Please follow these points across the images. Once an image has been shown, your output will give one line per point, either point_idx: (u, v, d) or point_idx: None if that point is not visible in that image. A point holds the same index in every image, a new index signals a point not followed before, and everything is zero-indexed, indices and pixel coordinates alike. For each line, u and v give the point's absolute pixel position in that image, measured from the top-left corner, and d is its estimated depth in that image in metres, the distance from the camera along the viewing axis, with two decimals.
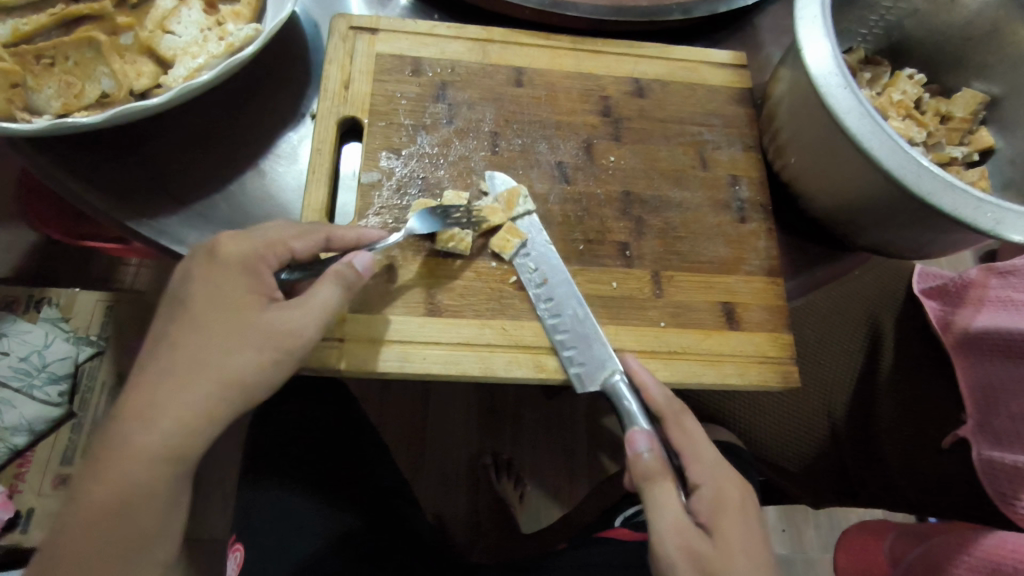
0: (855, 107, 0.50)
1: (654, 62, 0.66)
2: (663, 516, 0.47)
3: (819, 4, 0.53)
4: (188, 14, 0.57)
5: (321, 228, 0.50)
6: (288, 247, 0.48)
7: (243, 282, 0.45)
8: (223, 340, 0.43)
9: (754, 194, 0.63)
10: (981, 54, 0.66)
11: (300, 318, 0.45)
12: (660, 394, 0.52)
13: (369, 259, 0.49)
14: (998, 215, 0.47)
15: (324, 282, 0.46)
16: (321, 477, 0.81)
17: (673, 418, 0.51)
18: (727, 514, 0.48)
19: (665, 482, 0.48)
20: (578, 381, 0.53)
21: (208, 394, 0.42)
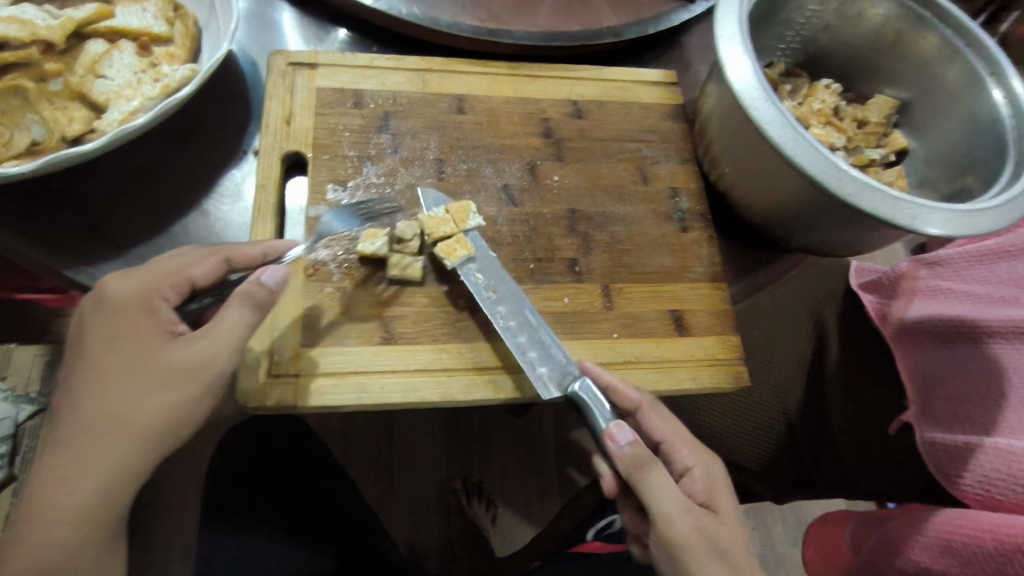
0: (776, 117, 0.53)
1: (589, 84, 0.69)
2: (668, 499, 0.47)
3: (736, 23, 0.56)
4: (120, 57, 0.57)
5: (218, 249, 0.48)
6: (186, 276, 0.46)
7: (167, 322, 0.44)
8: (159, 381, 0.42)
9: (694, 205, 0.65)
10: (890, 64, 0.71)
11: (207, 349, 0.43)
12: (630, 389, 0.53)
13: (279, 269, 0.46)
14: (913, 211, 0.51)
15: (231, 303, 0.44)
16: (283, 517, 0.79)
17: (650, 408, 0.53)
18: (718, 489, 0.52)
19: (657, 466, 0.48)
20: (541, 385, 0.51)
21: (145, 439, 0.42)
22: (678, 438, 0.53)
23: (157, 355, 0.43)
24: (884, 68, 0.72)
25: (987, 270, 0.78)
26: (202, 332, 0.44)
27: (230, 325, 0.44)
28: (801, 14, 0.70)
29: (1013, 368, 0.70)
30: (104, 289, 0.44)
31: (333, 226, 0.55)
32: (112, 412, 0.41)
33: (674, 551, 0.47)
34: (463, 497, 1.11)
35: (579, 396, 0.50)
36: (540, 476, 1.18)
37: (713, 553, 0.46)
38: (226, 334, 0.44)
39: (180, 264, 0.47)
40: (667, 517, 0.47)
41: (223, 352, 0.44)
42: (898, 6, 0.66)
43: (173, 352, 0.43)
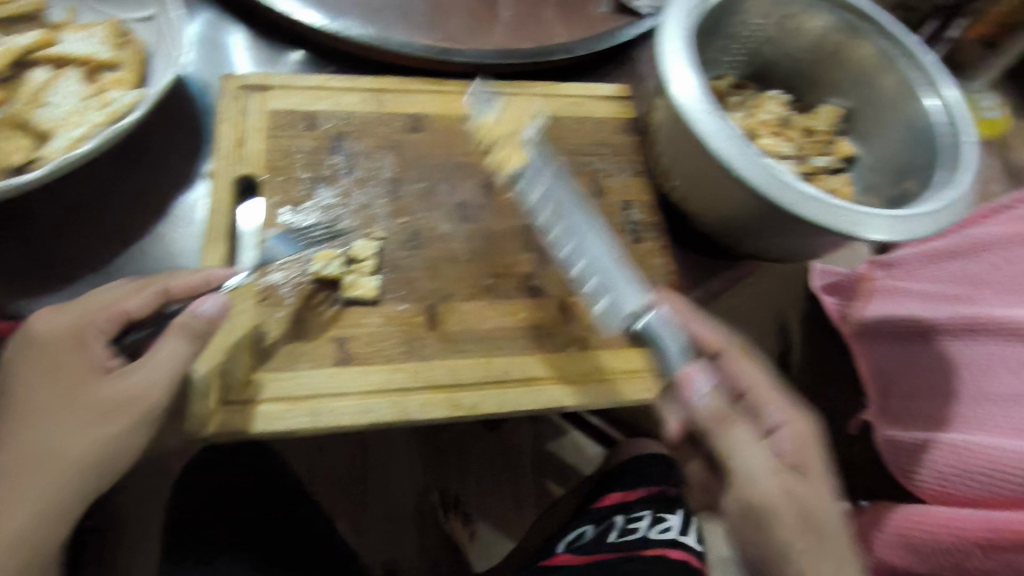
0: (719, 131, 0.54)
1: (543, 100, 0.70)
2: (747, 456, 0.51)
3: (679, 39, 0.58)
4: (66, 84, 0.57)
5: (157, 281, 0.49)
6: (120, 309, 0.47)
7: (98, 358, 0.45)
8: (91, 415, 0.44)
9: (647, 216, 0.67)
10: (832, 74, 0.74)
11: (141, 382, 0.44)
12: (708, 333, 0.59)
13: (220, 297, 0.47)
14: (852, 218, 0.53)
15: (168, 335, 0.45)
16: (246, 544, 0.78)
17: (732, 353, 0.59)
18: (807, 444, 0.56)
19: (731, 424, 0.52)
20: (603, 318, 0.57)
21: (80, 472, 0.43)
22: (761, 385, 0.58)
23: (91, 390, 0.44)
24: (827, 78, 0.75)
25: (938, 268, 0.80)
26: (135, 364, 0.45)
27: (165, 357, 0.45)
28: (746, 28, 0.71)
29: (962, 364, 0.71)
30: (35, 328, 0.46)
31: (276, 249, 0.56)
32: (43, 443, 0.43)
33: (750, 500, 0.51)
34: (440, 511, 1.11)
35: (654, 325, 0.53)
36: (515, 488, 1.18)
37: (795, 511, 0.51)
38: (161, 365, 0.45)
39: (115, 298, 0.47)
40: (748, 473, 0.51)
41: (162, 384, 0.45)
42: (838, 19, 0.68)
43: (112, 383, 0.44)
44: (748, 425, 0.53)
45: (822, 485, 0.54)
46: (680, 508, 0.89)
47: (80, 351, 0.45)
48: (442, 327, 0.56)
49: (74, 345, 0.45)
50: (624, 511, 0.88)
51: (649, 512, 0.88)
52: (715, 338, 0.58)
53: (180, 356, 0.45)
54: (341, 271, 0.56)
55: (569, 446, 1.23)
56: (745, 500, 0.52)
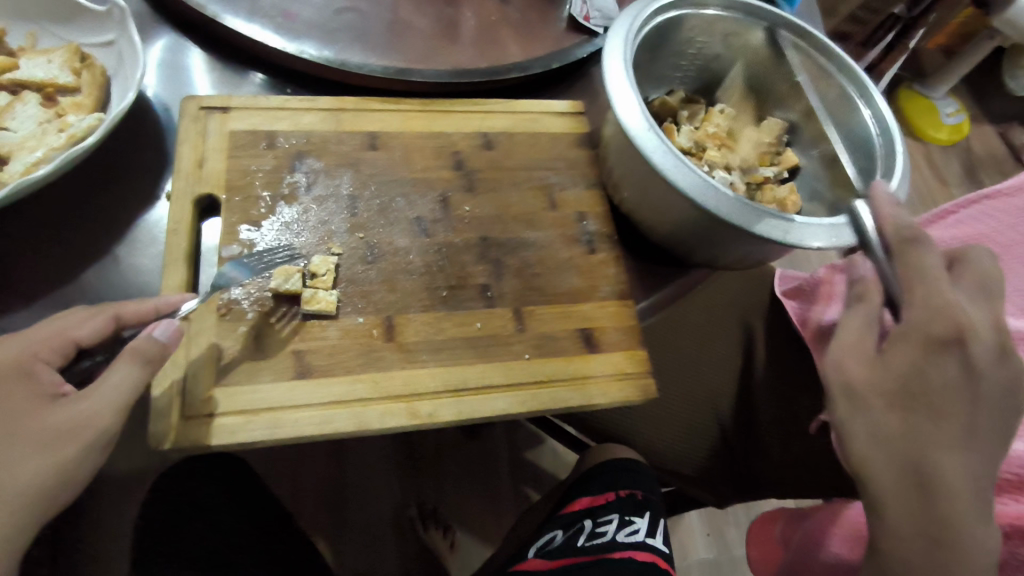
0: (660, 145, 0.57)
1: (500, 117, 0.73)
2: (843, 336, 0.50)
3: (622, 60, 0.60)
4: (23, 109, 0.58)
5: (106, 309, 0.51)
6: (68, 337, 0.50)
7: (49, 386, 0.48)
8: (36, 444, 0.46)
9: (601, 227, 0.69)
10: (777, 87, 0.77)
11: (88, 409, 0.47)
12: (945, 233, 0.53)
13: (172, 325, 0.50)
14: (786, 227, 0.56)
15: (121, 361, 0.47)
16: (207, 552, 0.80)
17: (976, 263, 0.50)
18: (945, 351, 0.45)
19: (859, 306, 0.51)
20: (810, 232, 0.56)
21: (29, 500, 0.46)
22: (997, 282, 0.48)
23: (39, 418, 0.46)
24: (772, 91, 0.78)
25: None
26: (83, 393, 0.47)
27: (114, 385, 0.47)
28: (692, 46, 0.75)
29: None
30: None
31: (232, 274, 0.57)
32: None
33: (839, 381, 0.48)
34: (419, 525, 1.10)
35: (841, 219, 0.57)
36: (493, 494, 1.20)
37: (903, 398, 0.46)
38: (111, 392, 0.47)
39: (66, 326, 0.50)
40: (849, 347, 0.49)
41: (110, 409, 0.47)
42: (776, 36, 0.72)
43: (58, 412, 0.47)
44: (876, 305, 0.50)
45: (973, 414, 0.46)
46: (650, 510, 0.88)
47: (27, 380, 0.47)
48: (400, 338, 0.58)
49: (19, 376, 0.47)
50: (594, 515, 0.88)
51: (616, 516, 0.87)
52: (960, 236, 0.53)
53: (130, 382, 0.47)
54: (301, 285, 0.57)
55: (546, 454, 1.25)
56: (833, 372, 0.49)
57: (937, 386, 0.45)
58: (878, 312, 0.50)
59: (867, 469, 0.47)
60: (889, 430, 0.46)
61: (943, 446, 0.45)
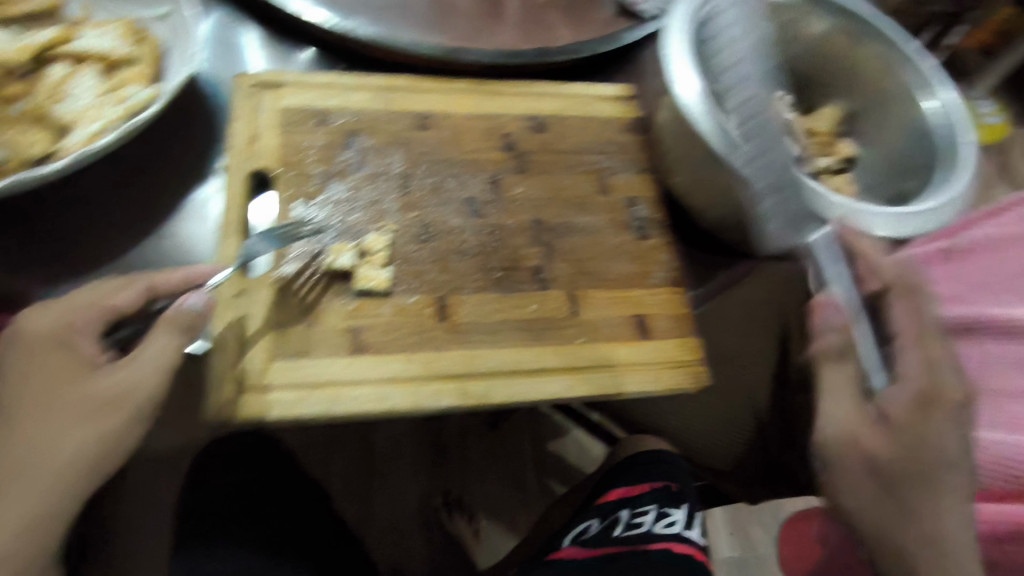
0: (724, 131, 0.56)
1: (550, 98, 0.71)
2: (834, 398, 0.50)
3: (685, 43, 0.59)
4: (84, 80, 0.57)
5: (142, 278, 0.51)
6: (107, 306, 0.49)
7: (86, 356, 0.47)
8: (84, 412, 0.46)
9: (653, 213, 0.68)
10: (835, 75, 0.74)
11: (128, 378, 0.47)
12: (880, 267, 0.54)
13: (202, 296, 0.51)
14: (840, 214, 0.57)
15: (155, 333, 0.48)
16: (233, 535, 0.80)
17: (900, 289, 0.54)
18: (931, 410, 0.46)
19: (840, 363, 0.52)
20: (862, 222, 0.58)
21: (75, 470, 0.45)
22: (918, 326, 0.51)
23: (83, 386, 0.46)
24: (830, 79, 0.75)
25: None
26: (122, 362, 0.47)
27: (156, 351, 0.48)
28: None
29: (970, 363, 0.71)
30: (25, 326, 0.47)
31: (261, 246, 0.54)
32: (24, 446, 0.44)
33: (823, 447, 0.49)
34: (443, 513, 1.12)
35: (813, 244, 0.54)
36: (519, 484, 1.18)
37: (864, 462, 0.47)
38: (147, 364, 0.47)
39: (100, 296, 0.49)
40: (852, 405, 0.50)
41: (151, 378, 0.47)
42: (837, 21, 0.69)
43: (96, 382, 0.46)
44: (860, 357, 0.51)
45: (924, 465, 0.45)
46: (686, 500, 0.87)
47: (66, 350, 0.47)
48: (454, 317, 0.58)
49: (59, 346, 0.47)
50: (630, 505, 0.88)
51: (653, 507, 0.86)
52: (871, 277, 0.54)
53: (170, 350, 0.48)
54: (353, 261, 0.57)
55: (572, 448, 1.23)
56: (822, 436, 0.50)
57: (959, 452, 0.45)
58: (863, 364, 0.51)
59: (889, 539, 0.45)
60: (890, 494, 0.45)
61: (945, 508, 0.44)
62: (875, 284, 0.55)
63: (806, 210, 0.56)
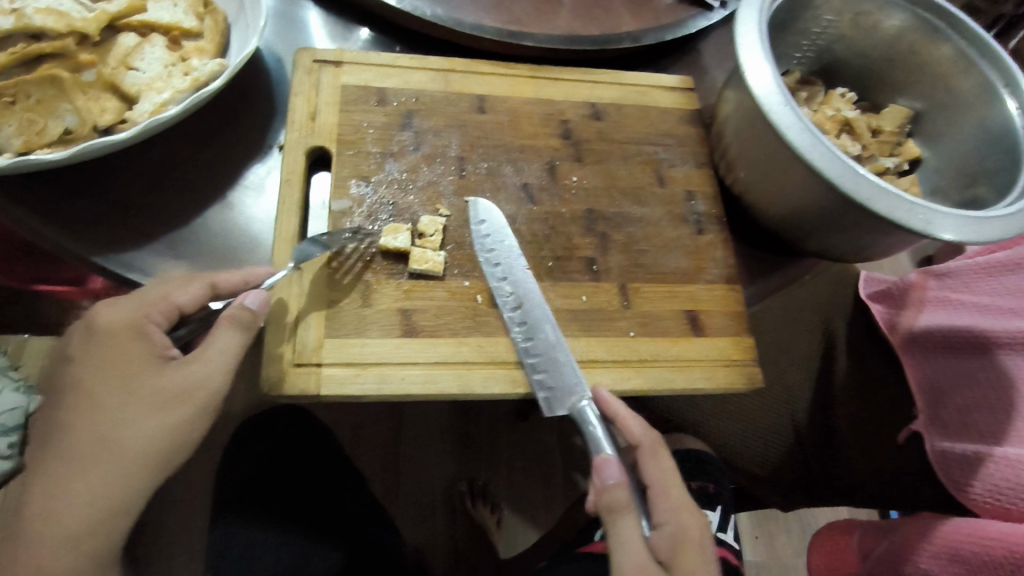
0: (795, 123, 0.54)
1: (608, 87, 0.70)
2: (627, 552, 0.50)
3: (757, 32, 0.57)
4: (151, 50, 0.58)
5: (203, 277, 0.51)
6: (172, 303, 0.49)
7: (159, 347, 0.48)
8: (155, 402, 0.47)
9: (710, 208, 0.67)
10: (903, 74, 0.70)
11: (197, 373, 0.48)
12: (634, 426, 0.56)
13: (263, 295, 0.50)
14: (928, 216, 0.51)
15: (219, 329, 0.49)
16: (265, 510, 0.80)
17: (650, 449, 0.57)
18: (687, 550, 0.52)
19: (628, 516, 0.51)
20: (940, 222, 0.51)
21: (144, 452, 0.47)
22: (665, 484, 0.56)
23: (153, 378, 0.48)
24: (895, 79, 0.71)
25: (995, 282, 0.77)
26: (193, 356, 0.48)
27: (222, 348, 0.49)
28: (817, 24, 0.69)
29: None
30: (98, 317, 0.49)
31: (312, 249, 0.53)
32: (103, 426, 0.47)
33: None
34: (467, 499, 1.09)
35: (584, 414, 0.54)
36: (546, 475, 1.16)
37: None
38: (217, 356, 0.49)
39: (167, 289, 0.49)
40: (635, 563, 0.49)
41: (218, 372, 0.49)
42: (913, 16, 0.65)
43: (170, 374, 0.48)
44: (632, 516, 0.51)
45: None
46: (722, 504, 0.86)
47: (141, 339, 0.48)
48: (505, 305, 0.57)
49: (135, 335, 0.48)
50: None
51: None
52: (642, 430, 0.56)
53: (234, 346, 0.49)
54: (409, 243, 0.56)
55: None
56: None
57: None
58: (629, 523, 0.51)
59: None
60: None
61: None
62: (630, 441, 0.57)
63: (576, 380, 0.55)
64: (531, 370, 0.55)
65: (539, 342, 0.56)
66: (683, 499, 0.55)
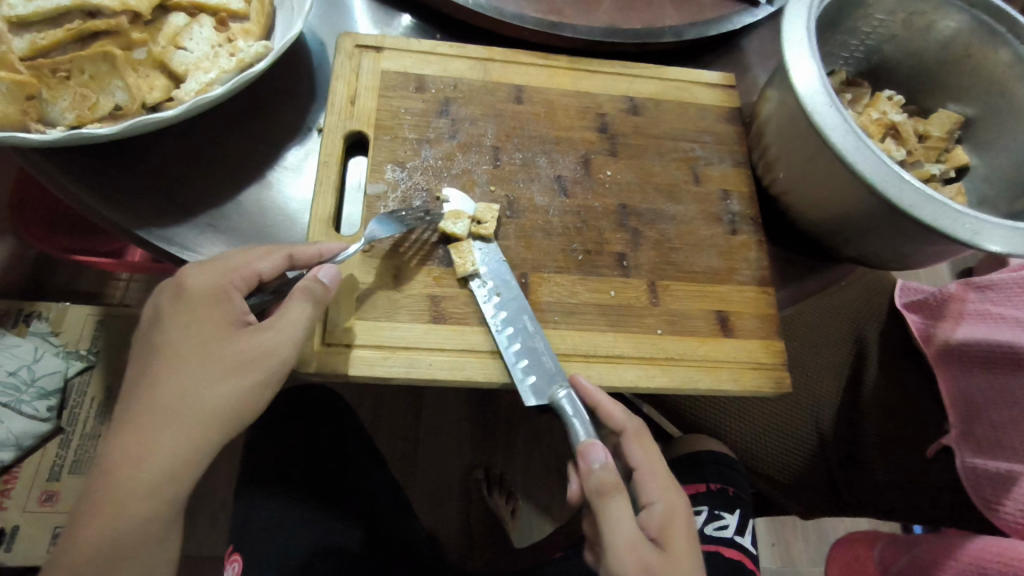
0: (840, 124, 0.53)
1: (647, 82, 0.69)
2: (620, 531, 0.47)
3: (805, 29, 0.56)
4: (199, 31, 0.59)
5: (282, 248, 0.52)
6: (253, 270, 0.50)
7: (238, 312, 0.49)
8: (228, 364, 0.47)
9: (745, 208, 0.66)
10: (957, 77, 0.68)
11: (271, 339, 0.48)
12: (618, 412, 0.55)
13: (334, 270, 0.51)
14: (975, 226, 0.50)
15: (293, 300, 0.49)
16: (292, 482, 0.83)
17: (634, 435, 0.56)
18: (674, 529, 0.52)
19: (619, 496, 0.48)
20: (991, 232, 0.49)
21: (211, 423, 0.46)
22: (652, 468, 0.55)
23: (231, 345, 0.47)
24: (946, 82, 0.69)
25: None
26: (267, 323, 0.48)
27: (294, 318, 0.48)
28: (867, 23, 0.67)
29: None
30: (186, 280, 0.49)
31: (377, 230, 0.55)
32: (172, 391, 0.46)
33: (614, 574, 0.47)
34: (483, 486, 1.10)
35: (561, 404, 0.52)
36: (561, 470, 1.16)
37: None
38: (291, 326, 0.48)
39: (248, 258, 0.50)
40: (629, 543, 0.47)
41: (288, 342, 0.48)
42: (971, 19, 0.63)
43: (244, 340, 0.47)
44: (620, 494, 0.49)
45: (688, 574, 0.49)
46: (741, 508, 0.85)
47: (222, 305, 0.48)
48: (532, 297, 0.58)
49: (216, 300, 0.48)
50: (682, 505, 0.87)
51: (706, 509, 0.85)
52: (623, 414, 0.55)
53: (306, 317, 0.49)
54: (467, 231, 0.57)
55: None
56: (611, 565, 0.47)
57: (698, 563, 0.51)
58: (620, 502, 0.48)
59: None
60: None
61: None
62: (614, 427, 0.55)
63: (553, 369, 0.54)
64: (510, 361, 0.54)
65: (517, 331, 0.55)
66: (670, 479, 0.54)
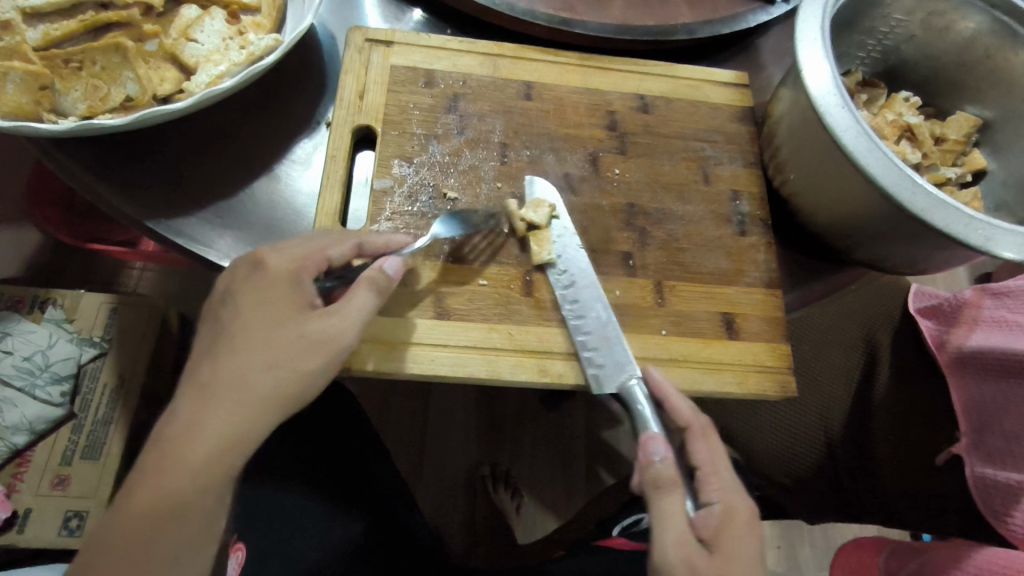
0: (852, 126, 0.52)
1: (658, 80, 0.69)
2: (669, 526, 0.48)
3: (818, 28, 0.55)
4: (211, 23, 0.59)
5: (353, 236, 0.53)
6: (325, 255, 0.51)
7: (307, 295, 0.48)
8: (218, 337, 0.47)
9: (754, 209, 0.65)
10: (975, 79, 0.66)
11: (335, 325, 0.47)
12: (683, 406, 0.55)
13: (399, 261, 0.52)
14: (988, 232, 0.49)
15: (358, 287, 0.49)
16: (303, 471, 0.84)
17: (699, 432, 0.55)
18: (731, 532, 0.50)
19: (675, 492, 0.49)
20: (1005, 238, 0.48)
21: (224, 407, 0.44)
22: (715, 469, 0.53)
23: (297, 324, 0.46)
24: (964, 84, 0.68)
25: None
26: (333, 308, 0.48)
27: (357, 307, 0.49)
28: (885, 23, 0.66)
29: None
30: (266, 257, 0.49)
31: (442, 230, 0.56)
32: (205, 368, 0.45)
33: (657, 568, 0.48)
34: (489, 483, 1.10)
35: (630, 393, 0.54)
36: (567, 468, 1.15)
37: None
38: (354, 312, 0.48)
39: (322, 244, 0.51)
40: (676, 539, 0.48)
41: (351, 328, 0.48)
42: (991, 20, 0.61)
43: (312, 322, 0.47)
44: (676, 491, 0.49)
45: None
46: None
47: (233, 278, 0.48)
48: (538, 295, 0.58)
49: (291, 279, 0.48)
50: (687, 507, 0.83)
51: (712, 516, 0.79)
52: (687, 410, 0.55)
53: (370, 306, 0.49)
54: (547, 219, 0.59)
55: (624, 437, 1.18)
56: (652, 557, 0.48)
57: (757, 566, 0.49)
58: (675, 498, 0.49)
59: None
60: None
61: None
62: (679, 423, 0.55)
63: (625, 360, 0.56)
64: (581, 348, 0.56)
65: (590, 321, 0.57)
66: (733, 483, 0.53)
